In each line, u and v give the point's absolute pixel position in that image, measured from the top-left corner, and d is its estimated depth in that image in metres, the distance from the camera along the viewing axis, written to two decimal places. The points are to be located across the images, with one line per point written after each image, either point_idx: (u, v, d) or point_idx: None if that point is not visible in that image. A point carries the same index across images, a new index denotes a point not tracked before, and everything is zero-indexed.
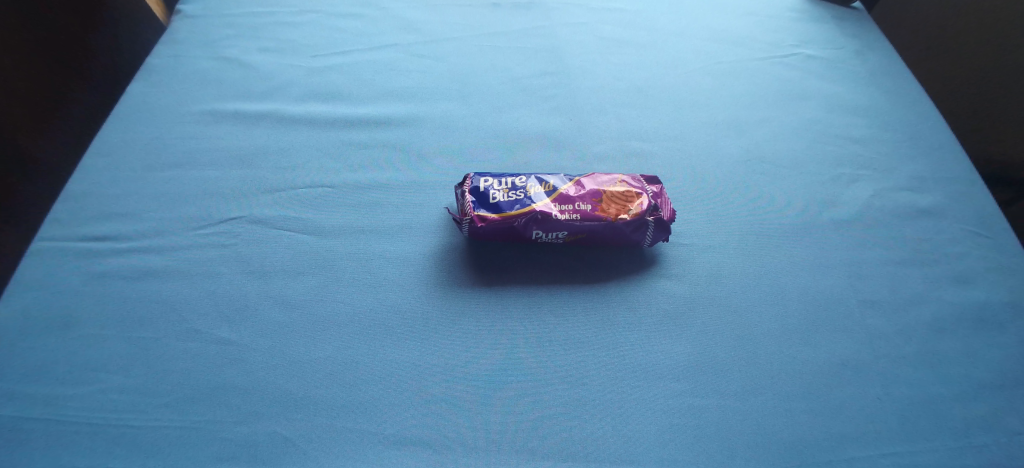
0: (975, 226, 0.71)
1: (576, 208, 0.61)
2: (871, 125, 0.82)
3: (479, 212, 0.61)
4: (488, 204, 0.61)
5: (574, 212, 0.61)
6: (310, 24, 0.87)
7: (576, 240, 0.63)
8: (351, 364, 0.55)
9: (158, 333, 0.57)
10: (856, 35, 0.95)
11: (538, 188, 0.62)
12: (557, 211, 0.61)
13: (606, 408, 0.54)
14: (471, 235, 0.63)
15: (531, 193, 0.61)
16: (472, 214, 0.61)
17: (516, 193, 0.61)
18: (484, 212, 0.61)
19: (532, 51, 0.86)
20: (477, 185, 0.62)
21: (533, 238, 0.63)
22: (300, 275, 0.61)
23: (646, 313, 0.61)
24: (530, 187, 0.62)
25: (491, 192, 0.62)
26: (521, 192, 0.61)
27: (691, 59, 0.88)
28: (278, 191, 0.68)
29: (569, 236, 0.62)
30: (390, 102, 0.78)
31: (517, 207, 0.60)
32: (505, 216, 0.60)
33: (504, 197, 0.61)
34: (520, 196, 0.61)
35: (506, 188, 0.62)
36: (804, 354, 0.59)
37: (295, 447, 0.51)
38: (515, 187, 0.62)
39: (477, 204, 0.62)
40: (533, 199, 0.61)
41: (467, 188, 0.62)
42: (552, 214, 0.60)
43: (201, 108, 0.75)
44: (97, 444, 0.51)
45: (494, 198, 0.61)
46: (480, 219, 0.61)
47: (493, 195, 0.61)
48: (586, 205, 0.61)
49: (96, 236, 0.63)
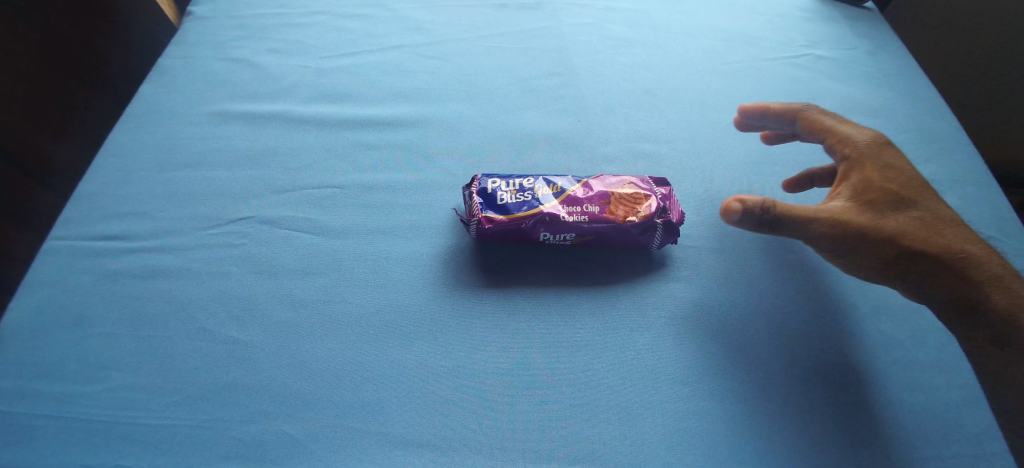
0: (990, 230, 0.70)
1: (584, 210, 0.61)
2: (883, 127, 0.81)
3: (486, 214, 0.61)
4: (496, 205, 0.61)
5: (582, 214, 0.61)
6: (317, 26, 0.87)
7: (584, 243, 0.63)
8: (360, 364, 0.56)
9: (168, 332, 0.57)
10: (869, 35, 0.94)
11: (546, 189, 0.62)
12: (565, 213, 0.60)
13: (615, 412, 0.54)
14: (480, 237, 0.63)
15: (539, 195, 0.61)
16: (480, 215, 0.60)
17: (524, 194, 0.61)
18: (492, 214, 0.61)
19: (540, 52, 0.86)
20: (485, 186, 0.62)
21: (541, 240, 0.62)
22: (310, 274, 0.62)
23: (655, 314, 0.61)
24: (538, 188, 0.62)
25: (500, 193, 0.61)
26: (528, 193, 0.61)
27: (700, 60, 0.88)
28: (288, 191, 0.68)
29: (577, 238, 0.62)
30: (397, 103, 0.78)
31: (525, 208, 0.60)
32: (513, 217, 0.60)
33: (512, 198, 0.61)
34: (528, 197, 0.61)
35: (514, 189, 0.62)
36: (816, 358, 0.58)
37: (304, 447, 0.51)
38: (523, 189, 0.62)
39: (485, 206, 0.61)
40: (541, 200, 0.61)
41: (475, 189, 0.62)
42: (560, 216, 0.60)
43: (211, 109, 0.76)
44: (108, 442, 0.51)
45: (502, 200, 0.61)
46: (488, 220, 0.61)
47: (501, 197, 0.61)
48: (595, 207, 0.61)
49: (108, 236, 0.63)
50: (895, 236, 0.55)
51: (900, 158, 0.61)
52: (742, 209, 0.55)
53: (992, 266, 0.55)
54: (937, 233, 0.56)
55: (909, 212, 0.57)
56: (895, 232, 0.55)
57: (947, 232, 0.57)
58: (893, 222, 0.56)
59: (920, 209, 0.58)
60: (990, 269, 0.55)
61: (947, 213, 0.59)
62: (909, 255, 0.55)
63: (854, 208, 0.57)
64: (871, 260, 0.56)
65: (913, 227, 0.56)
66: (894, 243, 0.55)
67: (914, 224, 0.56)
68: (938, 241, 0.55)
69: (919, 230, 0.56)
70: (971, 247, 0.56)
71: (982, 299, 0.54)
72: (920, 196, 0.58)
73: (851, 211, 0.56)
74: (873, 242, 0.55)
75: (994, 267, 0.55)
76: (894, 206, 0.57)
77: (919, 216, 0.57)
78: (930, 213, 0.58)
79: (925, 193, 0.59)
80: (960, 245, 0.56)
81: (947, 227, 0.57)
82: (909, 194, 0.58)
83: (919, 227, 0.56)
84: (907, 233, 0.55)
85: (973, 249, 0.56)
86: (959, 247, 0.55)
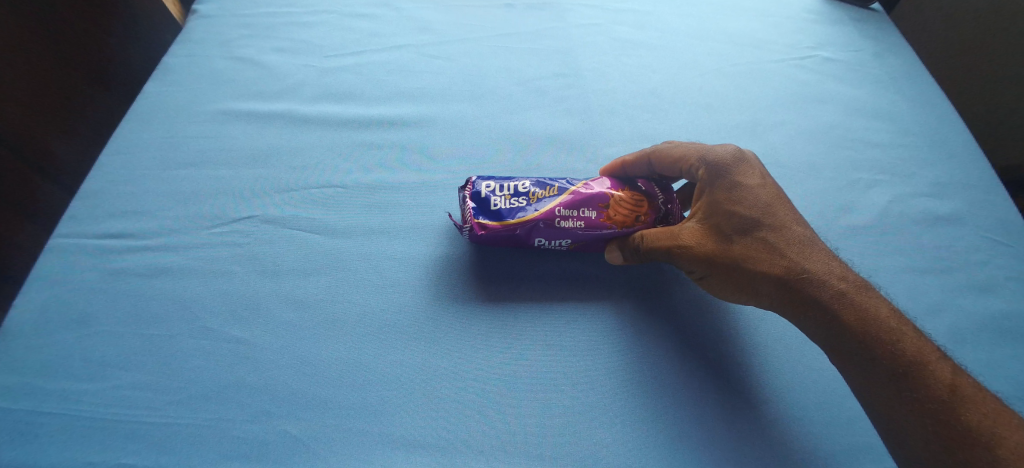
0: (996, 234, 0.70)
1: (580, 215, 0.59)
2: (890, 129, 0.81)
3: (479, 220, 0.59)
4: (489, 211, 0.60)
5: (578, 219, 0.59)
6: (323, 25, 0.87)
7: (579, 248, 0.63)
8: (363, 364, 0.56)
9: (170, 331, 0.57)
10: (877, 37, 0.93)
11: (541, 194, 0.60)
12: (561, 218, 0.59)
13: (615, 416, 0.54)
14: (474, 241, 0.62)
15: (534, 199, 0.60)
16: (473, 221, 0.59)
17: (518, 200, 0.59)
18: (484, 220, 0.59)
19: (545, 53, 0.86)
20: (478, 190, 0.60)
21: (537, 245, 0.62)
22: (312, 274, 0.61)
23: (657, 318, 0.60)
24: (533, 193, 0.60)
25: (493, 198, 0.59)
26: (523, 198, 0.59)
27: (707, 62, 0.87)
28: (291, 191, 0.68)
29: (573, 244, 0.61)
30: (401, 103, 0.78)
31: (519, 214, 0.59)
32: (507, 224, 0.59)
33: (506, 203, 0.59)
34: (523, 203, 0.59)
35: (509, 193, 0.60)
36: (819, 363, 0.59)
37: (305, 447, 0.51)
38: (518, 193, 0.60)
39: (478, 211, 0.60)
40: (536, 205, 0.59)
41: (469, 193, 0.60)
42: (555, 221, 0.59)
43: (217, 108, 0.76)
44: (110, 440, 0.51)
45: (495, 205, 0.59)
46: (481, 227, 0.60)
47: (495, 202, 0.59)
48: (592, 212, 0.60)
49: (112, 234, 0.64)
50: (733, 262, 0.57)
51: (754, 175, 0.59)
52: (621, 250, 0.61)
53: (835, 284, 0.54)
54: (779, 254, 0.56)
55: (756, 233, 0.57)
56: (734, 257, 0.57)
57: (793, 250, 0.56)
58: (734, 246, 0.57)
59: (768, 228, 0.57)
60: (836, 287, 0.54)
61: (797, 228, 0.58)
62: (751, 279, 0.57)
63: (702, 233, 0.58)
64: (723, 284, 0.58)
65: (753, 250, 0.56)
66: (735, 268, 0.57)
67: (755, 246, 0.56)
68: (780, 263, 0.56)
69: (759, 251, 0.56)
70: (814, 265, 0.55)
71: (828, 318, 0.54)
72: (770, 214, 0.57)
73: (696, 236, 0.58)
74: (720, 266, 0.57)
75: (838, 285, 0.54)
76: (738, 230, 0.57)
77: (766, 235, 0.57)
78: (776, 232, 0.57)
79: (774, 207, 0.58)
80: (805, 264, 0.55)
81: (794, 244, 0.57)
82: (753, 213, 0.57)
83: (763, 247, 0.56)
84: (747, 257, 0.56)
85: (814, 267, 0.55)
86: (800, 266, 0.55)
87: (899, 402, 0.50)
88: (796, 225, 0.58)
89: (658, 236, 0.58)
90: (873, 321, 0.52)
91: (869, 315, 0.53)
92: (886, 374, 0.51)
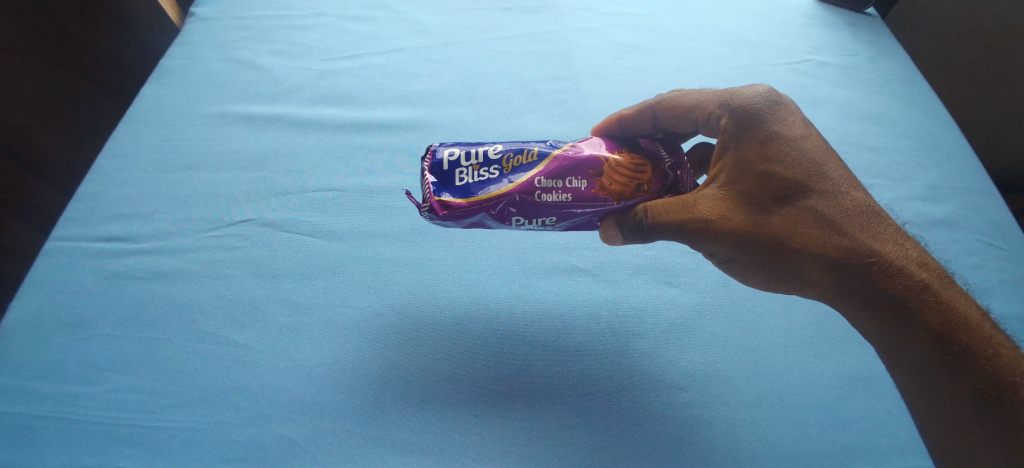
0: (989, 237, 0.71)
1: (566, 186, 0.52)
2: (885, 133, 0.81)
3: (443, 197, 0.52)
4: (455, 187, 0.53)
5: (564, 191, 0.52)
6: (322, 28, 0.87)
7: (564, 223, 0.55)
8: (357, 368, 0.56)
9: (168, 334, 0.57)
10: (871, 41, 0.94)
11: (516, 162, 0.53)
12: (542, 190, 0.52)
13: (615, 420, 0.54)
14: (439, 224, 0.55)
15: (508, 168, 0.53)
16: (435, 200, 0.52)
17: (488, 170, 0.53)
18: (449, 197, 0.52)
19: (542, 56, 0.86)
20: (440, 162, 0.54)
21: (515, 224, 0.55)
22: (310, 277, 0.62)
23: (654, 322, 0.61)
24: (507, 161, 0.54)
25: (459, 172, 0.54)
26: (495, 168, 0.53)
27: (703, 65, 0.88)
28: (289, 194, 0.68)
29: (559, 220, 0.54)
30: (398, 106, 0.78)
31: (490, 188, 0.52)
32: (475, 200, 0.52)
33: (473, 177, 0.53)
34: (495, 174, 0.53)
35: (476, 164, 0.54)
36: (815, 366, 0.59)
37: (303, 450, 0.51)
38: (487, 163, 0.54)
39: (440, 187, 0.53)
40: (510, 176, 0.53)
41: (429, 166, 0.55)
42: (533, 195, 0.52)
43: (215, 111, 0.76)
44: (106, 444, 0.51)
45: (461, 180, 0.53)
46: (444, 206, 0.52)
47: (460, 176, 0.53)
48: (580, 182, 0.52)
49: (108, 237, 0.63)
50: (770, 235, 0.53)
51: (795, 131, 0.56)
52: (619, 233, 0.55)
53: (893, 263, 0.51)
54: (830, 226, 0.53)
55: (797, 200, 0.53)
56: (772, 230, 0.53)
57: (843, 221, 0.53)
58: (771, 217, 0.53)
59: (812, 193, 0.54)
60: (894, 264, 0.51)
61: (842, 193, 0.54)
62: (790, 254, 0.53)
63: (732, 199, 0.54)
64: (756, 260, 0.55)
65: (793, 221, 0.53)
66: (773, 241, 0.53)
67: (796, 217, 0.53)
68: (826, 236, 0.52)
69: (800, 223, 0.53)
70: (865, 237, 0.52)
71: (878, 295, 0.50)
72: (813, 177, 0.54)
73: (721, 206, 0.53)
74: (755, 240, 0.53)
75: (898, 263, 0.51)
76: (776, 197, 0.53)
77: (809, 202, 0.53)
78: (819, 199, 0.54)
79: (818, 169, 0.54)
80: (863, 239, 0.52)
81: (841, 213, 0.53)
82: (794, 175, 0.54)
83: (809, 220, 0.53)
84: (786, 229, 0.53)
85: (865, 240, 0.52)
86: (849, 239, 0.52)
87: (955, 391, 0.48)
88: (841, 188, 0.54)
89: (668, 208, 0.53)
90: (939, 304, 0.49)
91: (938, 296, 0.49)
92: (947, 372, 0.48)
